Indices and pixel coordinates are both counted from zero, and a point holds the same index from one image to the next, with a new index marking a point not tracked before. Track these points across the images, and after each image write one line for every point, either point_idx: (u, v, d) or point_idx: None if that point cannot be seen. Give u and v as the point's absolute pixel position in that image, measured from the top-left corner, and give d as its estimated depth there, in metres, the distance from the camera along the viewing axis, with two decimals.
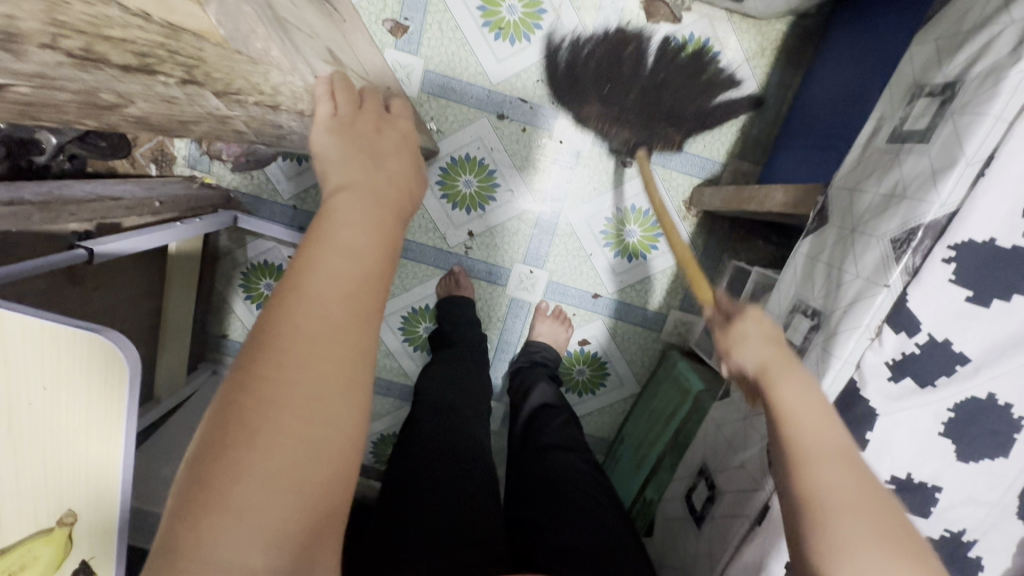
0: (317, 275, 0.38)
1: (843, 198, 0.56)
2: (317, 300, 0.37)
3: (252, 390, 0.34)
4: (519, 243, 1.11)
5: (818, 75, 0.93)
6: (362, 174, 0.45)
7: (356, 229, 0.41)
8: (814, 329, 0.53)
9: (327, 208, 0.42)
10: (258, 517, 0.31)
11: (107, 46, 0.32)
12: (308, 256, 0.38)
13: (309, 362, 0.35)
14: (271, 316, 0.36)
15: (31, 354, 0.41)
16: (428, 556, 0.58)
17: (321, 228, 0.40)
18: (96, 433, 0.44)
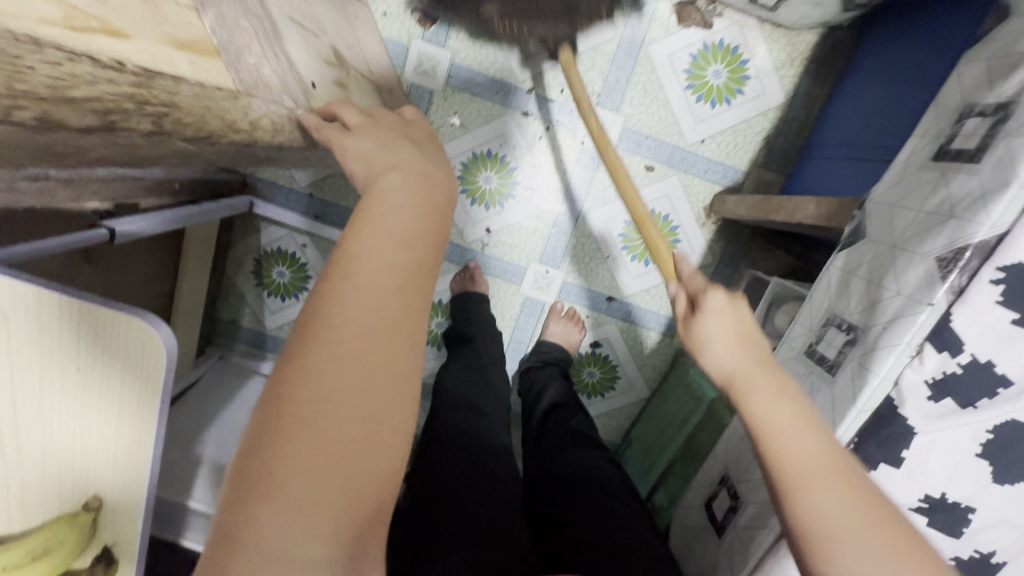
0: (366, 266, 0.38)
1: (880, 215, 0.56)
2: (365, 289, 0.38)
3: (300, 385, 0.35)
4: (536, 242, 1.10)
5: (846, 89, 0.93)
6: (412, 159, 0.48)
7: (401, 218, 0.41)
8: (850, 343, 0.53)
9: (372, 196, 0.42)
10: (310, 511, 0.33)
11: (68, 109, 0.33)
12: (354, 245, 0.39)
13: (356, 355, 0.36)
14: (322, 303, 0.37)
15: (69, 336, 0.41)
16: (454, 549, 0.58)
17: (366, 217, 0.41)
18: (128, 415, 0.43)
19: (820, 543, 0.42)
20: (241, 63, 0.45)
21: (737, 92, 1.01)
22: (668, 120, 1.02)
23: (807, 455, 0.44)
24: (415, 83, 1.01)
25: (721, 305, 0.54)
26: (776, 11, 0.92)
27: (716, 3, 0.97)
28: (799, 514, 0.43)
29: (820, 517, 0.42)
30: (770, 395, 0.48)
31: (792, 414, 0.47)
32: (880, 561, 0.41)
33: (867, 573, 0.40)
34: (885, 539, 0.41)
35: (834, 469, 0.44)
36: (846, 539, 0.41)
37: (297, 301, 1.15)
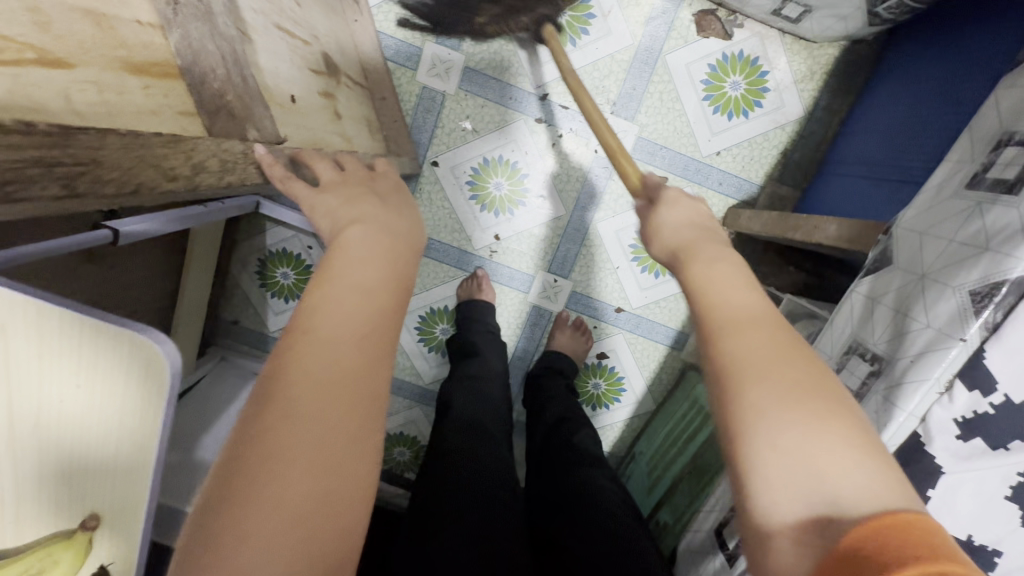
0: (331, 309, 0.39)
1: (907, 243, 0.54)
2: (328, 336, 0.37)
3: (259, 435, 0.34)
4: (545, 251, 1.09)
5: (868, 105, 0.91)
6: (374, 216, 0.48)
7: (364, 268, 0.42)
8: (873, 375, 0.51)
9: (336, 249, 0.44)
10: (262, 567, 0.31)
11: None
12: (317, 295, 0.39)
13: (325, 395, 0.35)
14: (289, 348, 0.37)
15: (68, 350, 0.39)
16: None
17: (330, 268, 0.41)
18: (128, 434, 0.42)
19: (738, 375, 0.36)
20: (207, 85, 0.48)
21: (755, 104, 0.99)
22: (684, 131, 1.00)
23: (741, 304, 0.39)
24: (426, 85, 1.00)
25: (681, 202, 0.53)
26: (798, 23, 0.90)
27: (736, 13, 0.95)
28: (724, 348, 0.37)
29: (743, 351, 0.36)
30: (724, 268, 0.43)
31: (743, 287, 0.41)
32: (808, 429, 0.33)
33: (793, 428, 0.33)
34: (809, 412, 0.33)
35: (776, 333, 0.37)
36: (770, 370, 0.35)
37: (301, 303, 1.14)
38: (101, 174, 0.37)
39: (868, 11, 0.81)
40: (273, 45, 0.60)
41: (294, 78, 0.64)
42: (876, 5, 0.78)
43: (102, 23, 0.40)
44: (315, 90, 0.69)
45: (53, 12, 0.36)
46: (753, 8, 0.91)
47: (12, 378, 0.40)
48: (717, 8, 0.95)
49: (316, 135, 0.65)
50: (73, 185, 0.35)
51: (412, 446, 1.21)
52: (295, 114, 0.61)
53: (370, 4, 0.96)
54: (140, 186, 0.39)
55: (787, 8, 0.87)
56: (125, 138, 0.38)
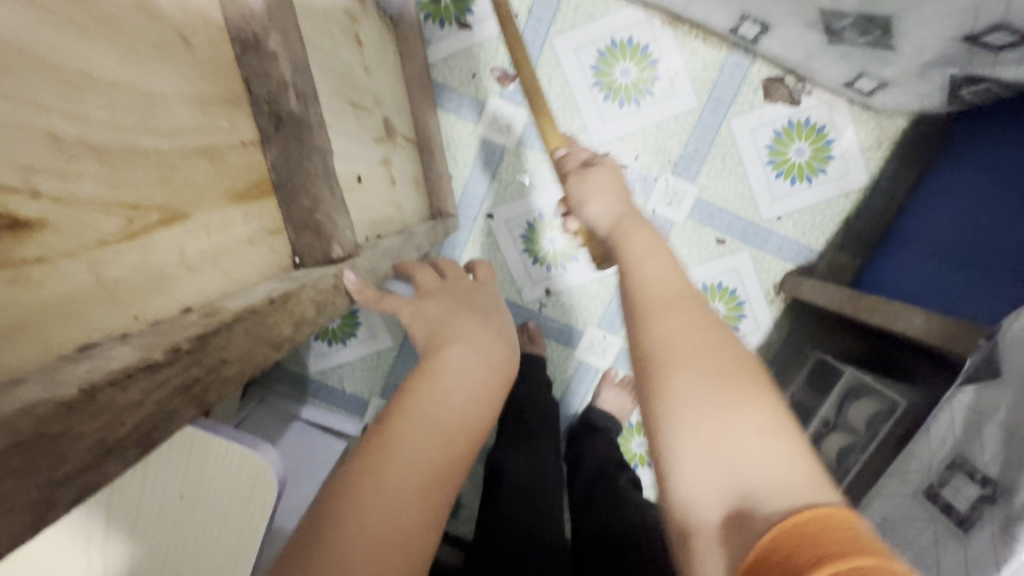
0: (418, 425, 0.41)
1: (1018, 357, 0.52)
2: (407, 469, 0.39)
3: (324, 559, 0.35)
4: (596, 306, 1.07)
5: (939, 179, 0.89)
6: (470, 335, 0.51)
7: (454, 396, 0.43)
8: (987, 500, 0.49)
9: (430, 367, 0.45)
10: None
11: (120, 447, 0.29)
12: (404, 421, 0.41)
13: (392, 508, 0.38)
14: (370, 455, 0.39)
15: (181, 461, 0.43)
16: None
17: (420, 391, 0.43)
18: (226, 550, 0.43)
19: (659, 360, 0.44)
20: (296, 204, 0.47)
21: (819, 171, 0.97)
22: (745, 195, 1.00)
23: (663, 291, 0.50)
24: (487, 138, 1.00)
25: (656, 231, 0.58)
26: (870, 96, 0.89)
27: (805, 80, 0.93)
28: (653, 331, 0.46)
29: (670, 331, 0.45)
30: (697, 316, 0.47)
31: (669, 280, 0.51)
32: (724, 407, 0.40)
33: (715, 421, 0.39)
34: (730, 400, 0.40)
35: (714, 356, 0.43)
36: (711, 398, 0.40)
37: (344, 348, 1.12)
38: (226, 374, 0.36)
39: (949, 92, 0.79)
40: (346, 125, 0.59)
41: (363, 152, 0.63)
42: (959, 88, 0.77)
43: (215, 158, 0.39)
44: (378, 159, 0.69)
45: (177, 160, 0.35)
46: (825, 78, 0.90)
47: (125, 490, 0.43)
48: (786, 75, 0.94)
49: (375, 213, 0.65)
50: (203, 399, 0.34)
51: None
52: (359, 194, 0.60)
53: (432, 60, 0.97)
54: (252, 370, 0.39)
55: (860, 82, 0.86)
56: (246, 323, 0.37)
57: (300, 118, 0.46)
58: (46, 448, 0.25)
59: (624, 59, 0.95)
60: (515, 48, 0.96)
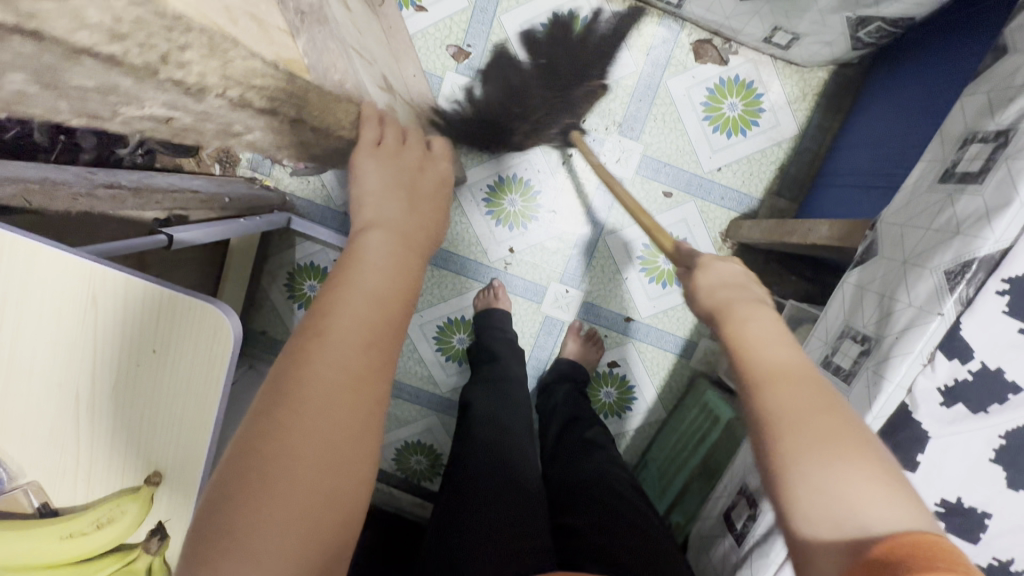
0: (343, 327, 0.41)
1: (891, 234, 0.59)
2: (339, 343, 0.41)
3: (265, 433, 0.36)
4: (556, 263, 1.15)
5: (857, 122, 0.98)
6: (394, 219, 0.54)
7: (377, 280, 0.46)
8: (864, 354, 0.56)
9: (353, 259, 0.47)
10: (269, 536, 0.34)
11: (252, 93, 0.52)
12: (328, 307, 0.42)
13: (324, 408, 0.38)
14: (296, 357, 0.40)
15: (153, 314, 0.45)
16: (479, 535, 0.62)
17: (345, 279, 0.45)
18: (193, 399, 0.47)
19: (768, 430, 0.39)
20: (328, 77, 0.61)
21: (752, 124, 1.06)
22: (686, 149, 1.08)
23: (779, 361, 0.43)
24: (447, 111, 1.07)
25: (724, 261, 0.56)
26: (788, 49, 0.98)
27: (731, 41, 1.03)
28: (766, 402, 0.40)
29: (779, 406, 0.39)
30: (768, 322, 0.47)
31: (787, 347, 0.44)
32: (850, 470, 0.35)
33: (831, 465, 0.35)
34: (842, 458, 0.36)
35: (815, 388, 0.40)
36: (809, 425, 0.38)
37: None
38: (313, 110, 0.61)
39: (851, 36, 0.89)
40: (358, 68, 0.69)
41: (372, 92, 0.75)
42: (857, 30, 0.86)
43: (261, 25, 0.51)
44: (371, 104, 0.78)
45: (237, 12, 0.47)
46: (746, 36, 0.99)
47: (98, 342, 0.46)
48: (713, 37, 1.03)
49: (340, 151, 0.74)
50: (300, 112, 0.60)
51: (429, 454, 1.26)
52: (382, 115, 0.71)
53: (410, 33, 1.04)
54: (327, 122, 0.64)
55: (777, 36, 0.95)
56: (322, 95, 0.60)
57: (319, 10, 0.57)
58: (218, 56, 0.45)
59: (566, 32, 1.04)
60: (467, 26, 1.04)
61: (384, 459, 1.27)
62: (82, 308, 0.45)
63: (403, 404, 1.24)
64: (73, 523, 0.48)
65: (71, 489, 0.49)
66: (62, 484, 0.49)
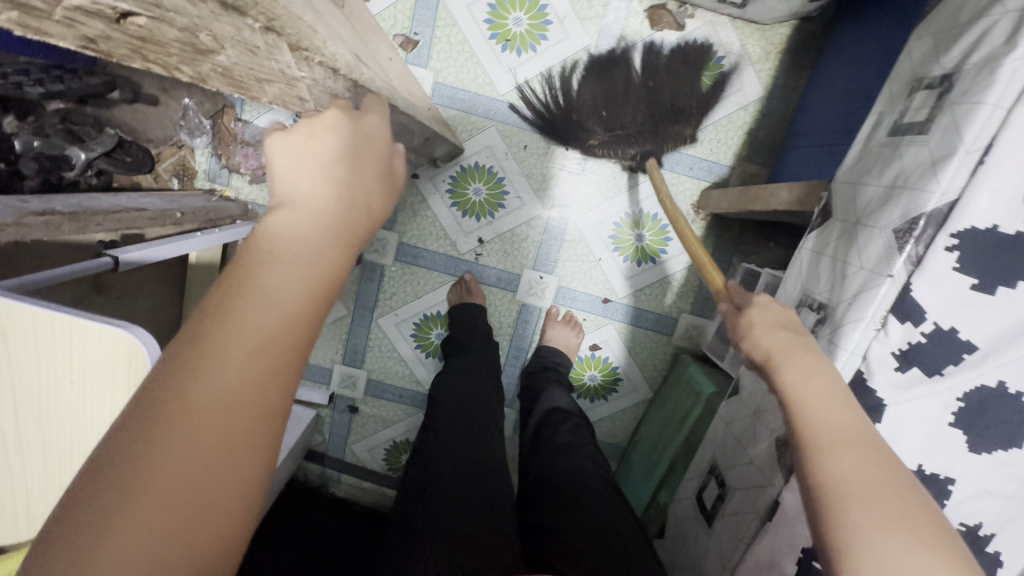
0: (239, 328, 0.33)
1: (844, 194, 0.57)
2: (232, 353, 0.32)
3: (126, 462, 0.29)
4: (527, 249, 1.13)
5: (822, 78, 0.94)
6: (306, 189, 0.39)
7: (288, 273, 0.35)
8: (820, 322, 0.53)
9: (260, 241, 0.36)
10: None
11: None
12: (223, 305, 0.33)
13: (204, 422, 0.30)
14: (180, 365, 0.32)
15: (64, 347, 0.44)
16: (445, 531, 0.60)
17: (246, 269, 0.35)
18: None
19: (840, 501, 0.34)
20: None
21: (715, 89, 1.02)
22: None
23: (840, 425, 0.38)
24: None
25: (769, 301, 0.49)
26: (745, 8, 0.93)
27: (686, 4, 0.98)
28: (827, 468, 0.36)
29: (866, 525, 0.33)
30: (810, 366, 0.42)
31: (844, 411, 0.39)
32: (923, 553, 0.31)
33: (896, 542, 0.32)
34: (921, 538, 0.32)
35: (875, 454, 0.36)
36: (873, 499, 0.34)
37: None
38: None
39: None
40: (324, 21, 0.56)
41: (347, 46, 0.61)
42: None
43: None
44: None
45: None
46: None
47: (14, 378, 0.45)
48: (667, 2, 0.99)
49: None
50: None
51: None
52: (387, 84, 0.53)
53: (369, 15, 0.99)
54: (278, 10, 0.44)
55: None
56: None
57: None
58: None
59: (514, 10, 0.99)
60: (412, 12, 1.00)
61: (374, 459, 1.27)
62: None
63: (387, 404, 1.23)
64: None
65: (18, 523, 0.50)
66: (9, 518, 0.50)
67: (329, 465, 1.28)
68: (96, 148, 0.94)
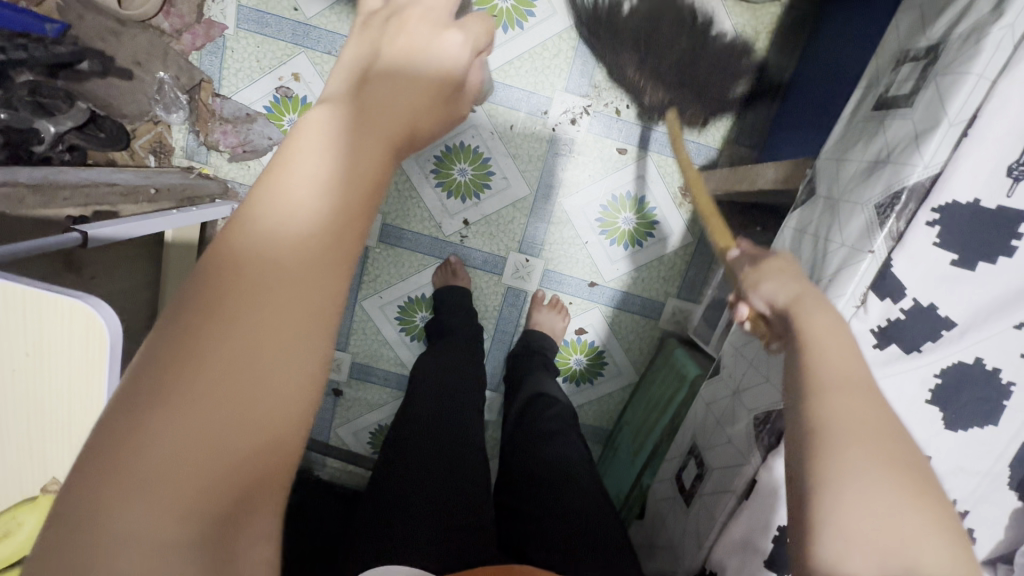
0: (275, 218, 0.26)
1: (828, 171, 0.56)
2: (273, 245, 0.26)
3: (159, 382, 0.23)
4: (513, 232, 1.11)
5: (813, 59, 0.93)
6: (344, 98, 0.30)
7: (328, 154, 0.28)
8: None
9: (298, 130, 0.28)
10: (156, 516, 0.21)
11: None
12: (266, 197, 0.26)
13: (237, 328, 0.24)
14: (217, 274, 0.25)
15: (18, 317, 0.42)
16: (425, 516, 0.59)
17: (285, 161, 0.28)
18: (77, 404, 0.44)
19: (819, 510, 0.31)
20: None
21: None
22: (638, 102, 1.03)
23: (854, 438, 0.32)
24: None
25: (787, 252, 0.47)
26: None
27: None
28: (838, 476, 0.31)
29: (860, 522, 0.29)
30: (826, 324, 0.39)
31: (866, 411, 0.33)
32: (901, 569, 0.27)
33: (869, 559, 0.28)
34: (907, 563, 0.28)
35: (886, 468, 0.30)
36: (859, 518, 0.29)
37: None
38: None
39: None
40: None
41: None
42: None
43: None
44: None
45: None
46: None
47: None
48: None
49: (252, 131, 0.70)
50: None
51: None
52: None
53: None
54: None
55: None
56: None
57: None
58: None
59: None
60: None
61: (358, 443, 1.26)
62: None
63: (372, 387, 1.22)
64: None
65: None
66: None
67: (312, 448, 1.27)
68: (66, 122, 0.91)
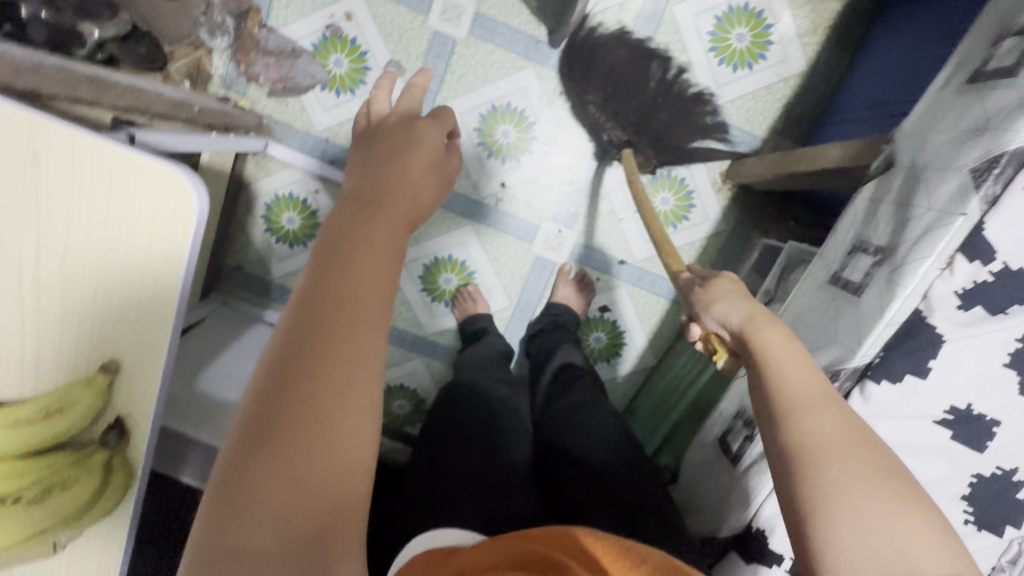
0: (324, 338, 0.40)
1: (911, 143, 0.56)
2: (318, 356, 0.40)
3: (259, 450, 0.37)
4: (551, 201, 1.10)
5: (870, 56, 0.94)
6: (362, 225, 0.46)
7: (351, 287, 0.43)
8: (877, 264, 0.53)
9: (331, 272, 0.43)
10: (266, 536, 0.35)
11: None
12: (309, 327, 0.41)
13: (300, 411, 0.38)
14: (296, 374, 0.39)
15: (105, 182, 0.49)
16: (470, 497, 0.60)
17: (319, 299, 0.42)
18: (153, 269, 0.52)
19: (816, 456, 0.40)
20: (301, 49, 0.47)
21: (759, 57, 1.01)
22: (689, 80, 1.03)
23: (807, 385, 0.44)
24: (438, 31, 1.02)
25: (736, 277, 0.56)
26: None
27: None
28: (805, 425, 0.42)
29: (827, 444, 0.40)
30: (783, 336, 0.48)
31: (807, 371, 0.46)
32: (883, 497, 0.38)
33: (882, 502, 0.38)
34: (890, 489, 0.38)
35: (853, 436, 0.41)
36: (847, 453, 0.40)
37: (304, 249, 1.16)
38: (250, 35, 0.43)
39: None
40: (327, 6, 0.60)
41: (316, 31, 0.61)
42: None
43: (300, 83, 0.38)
44: None
45: None
46: None
47: (44, 206, 0.49)
48: None
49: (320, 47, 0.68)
50: None
51: (411, 398, 1.23)
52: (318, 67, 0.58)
53: None
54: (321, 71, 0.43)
55: None
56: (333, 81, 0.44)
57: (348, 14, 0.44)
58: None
59: None
60: None
61: None
62: (20, 165, 0.47)
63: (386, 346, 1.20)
64: (22, 409, 0.53)
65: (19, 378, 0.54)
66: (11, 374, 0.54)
67: None
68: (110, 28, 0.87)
